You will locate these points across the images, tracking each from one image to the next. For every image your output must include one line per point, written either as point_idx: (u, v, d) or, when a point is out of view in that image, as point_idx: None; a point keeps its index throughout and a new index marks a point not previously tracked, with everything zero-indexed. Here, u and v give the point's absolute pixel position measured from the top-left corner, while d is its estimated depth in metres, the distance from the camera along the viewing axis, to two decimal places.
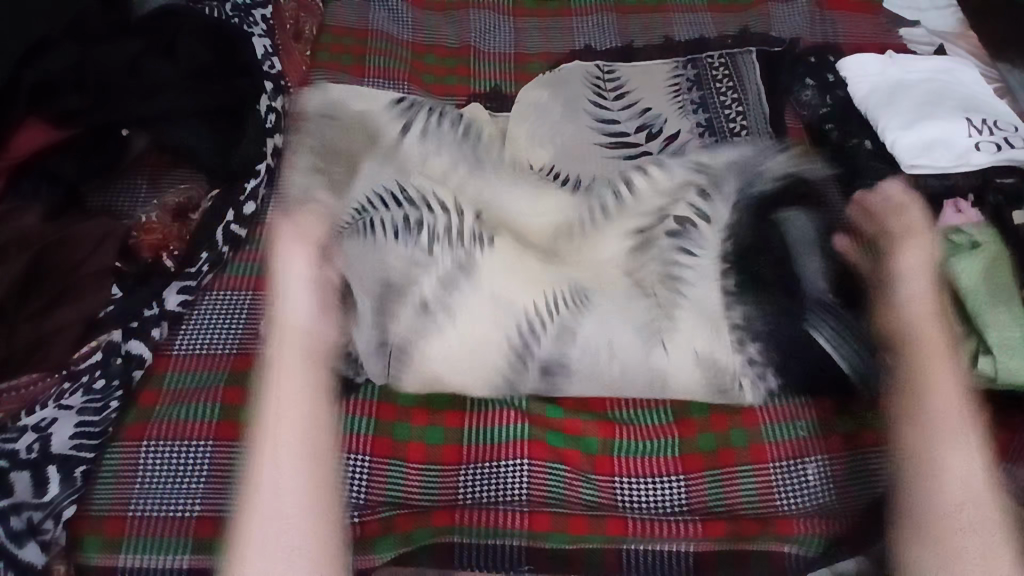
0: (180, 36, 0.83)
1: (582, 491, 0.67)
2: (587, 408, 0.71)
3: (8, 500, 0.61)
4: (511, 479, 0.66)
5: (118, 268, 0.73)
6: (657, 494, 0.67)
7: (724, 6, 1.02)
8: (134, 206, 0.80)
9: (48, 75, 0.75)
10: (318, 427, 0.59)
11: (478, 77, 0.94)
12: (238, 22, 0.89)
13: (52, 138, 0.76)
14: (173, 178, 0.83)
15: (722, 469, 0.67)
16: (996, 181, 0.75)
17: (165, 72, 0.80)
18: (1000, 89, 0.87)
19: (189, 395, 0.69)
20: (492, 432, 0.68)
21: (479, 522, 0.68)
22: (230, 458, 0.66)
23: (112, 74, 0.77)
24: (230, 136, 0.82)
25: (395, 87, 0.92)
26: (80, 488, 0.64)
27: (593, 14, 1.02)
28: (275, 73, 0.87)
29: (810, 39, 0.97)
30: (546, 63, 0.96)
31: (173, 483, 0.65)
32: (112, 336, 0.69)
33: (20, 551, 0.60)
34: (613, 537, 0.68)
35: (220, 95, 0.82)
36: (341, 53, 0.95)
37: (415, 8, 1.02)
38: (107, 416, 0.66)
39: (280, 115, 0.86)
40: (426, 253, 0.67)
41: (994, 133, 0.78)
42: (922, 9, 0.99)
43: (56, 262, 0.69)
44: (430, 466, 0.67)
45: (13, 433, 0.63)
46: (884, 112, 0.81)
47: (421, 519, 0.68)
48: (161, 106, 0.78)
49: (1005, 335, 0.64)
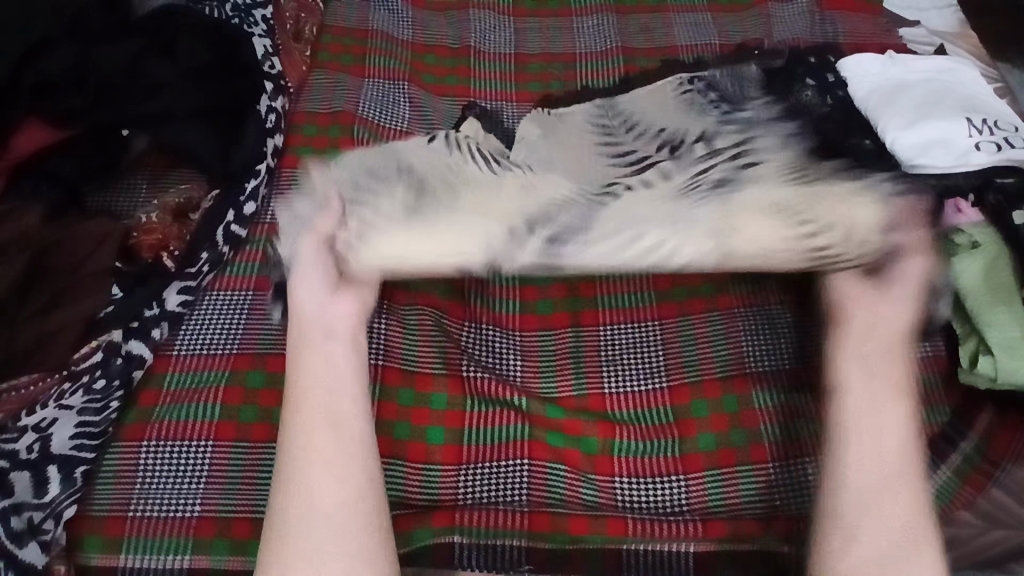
0: (180, 37, 0.82)
1: (581, 491, 0.67)
2: (587, 409, 0.70)
3: (8, 500, 0.61)
4: (511, 479, 0.67)
5: (118, 268, 0.73)
6: (656, 494, 0.67)
7: (725, 6, 1.02)
8: (134, 207, 0.80)
9: (51, 76, 0.73)
10: (341, 428, 0.60)
11: (479, 78, 0.94)
12: (238, 23, 0.89)
13: (53, 138, 0.76)
14: (174, 178, 0.83)
15: (721, 469, 0.67)
16: (997, 182, 0.74)
17: (166, 72, 0.79)
18: (1000, 89, 0.87)
19: (188, 395, 0.69)
20: (493, 432, 0.68)
21: (479, 522, 0.67)
22: (229, 458, 0.66)
23: (111, 74, 0.77)
24: (229, 136, 0.82)
25: (395, 87, 0.92)
26: (80, 488, 0.64)
27: (594, 15, 1.02)
28: (275, 73, 0.88)
29: (810, 39, 0.97)
30: (546, 64, 0.96)
31: (174, 484, 0.65)
32: (112, 337, 0.69)
33: (20, 551, 0.61)
34: (613, 538, 0.67)
35: (219, 95, 0.82)
36: (341, 54, 0.95)
37: (416, 8, 1.02)
38: (107, 416, 0.67)
39: (281, 115, 0.86)
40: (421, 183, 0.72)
41: (994, 133, 0.77)
42: (923, 9, 0.99)
43: (57, 264, 0.69)
44: (430, 466, 0.67)
45: (14, 433, 0.64)
46: (885, 111, 0.81)
47: (421, 518, 0.67)
48: (162, 105, 0.79)
49: (1005, 334, 0.63)
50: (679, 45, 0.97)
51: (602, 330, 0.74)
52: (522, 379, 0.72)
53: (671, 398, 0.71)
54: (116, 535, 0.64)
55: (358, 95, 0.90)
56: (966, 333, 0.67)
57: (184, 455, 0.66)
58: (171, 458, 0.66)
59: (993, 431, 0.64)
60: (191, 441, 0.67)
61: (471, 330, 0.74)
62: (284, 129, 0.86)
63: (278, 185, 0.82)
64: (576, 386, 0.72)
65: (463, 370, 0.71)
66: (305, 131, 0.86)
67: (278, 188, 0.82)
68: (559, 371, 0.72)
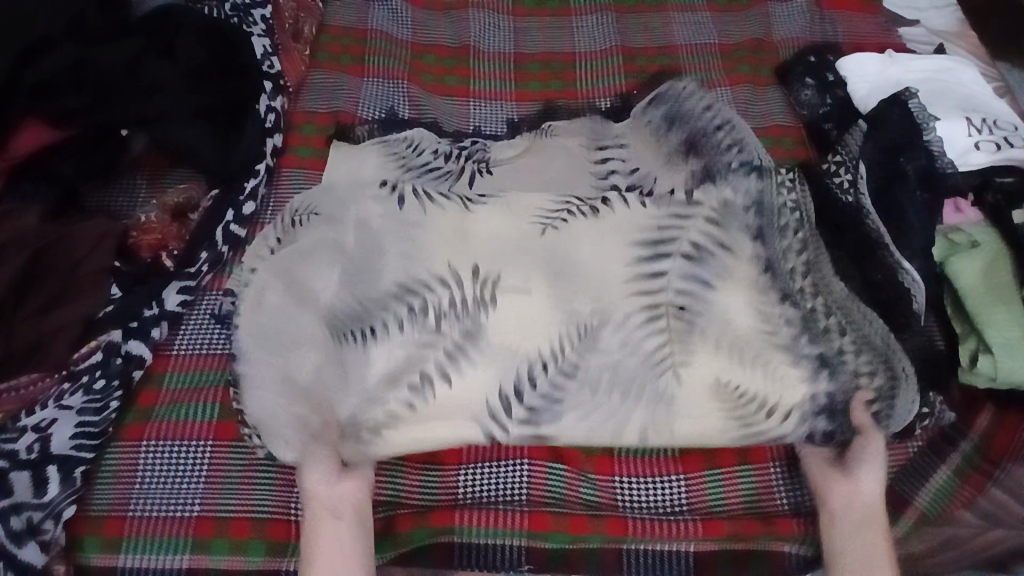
0: (179, 37, 0.81)
1: (581, 491, 0.67)
2: None
3: (8, 500, 0.61)
4: (511, 479, 0.67)
5: (118, 268, 0.73)
6: (657, 494, 0.67)
7: (724, 5, 1.02)
8: (134, 206, 0.81)
9: (47, 76, 0.72)
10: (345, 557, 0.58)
11: (478, 78, 0.95)
12: (237, 22, 0.90)
13: (51, 138, 0.75)
14: (174, 177, 0.84)
15: (721, 469, 0.67)
16: (996, 181, 0.73)
17: (165, 73, 0.78)
18: (999, 89, 0.88)
19: (188, 395, 0.69)
20: None
21: (479, 522, 0.67)
22: (229, 458, 0.66)
23: (111, 73, 0.75)
24: (228, 136, 0.82)
25: (394, 87, 0.92)
26: (80, 488, 0.64)
27: (593, 14, 1.02)
28: (275, 73, 0.88)
29: (809, 39, 0.97)
30: (544, 65, 0.96)
31: (174, 484, 0.65)
32: (111, 336, 0.69)
33: (20, 552, 0.60)
34: (612, 537, 0.67)
35: (218, 95, 0.82)
36: (341, 53, 0.96)
37: (415, 8, 1.03)
38: (106, 416, 0.66)
39: (281, 115, 0.86)
40: (434, 330, 0.60)
41: (994, 133, 0.77)
42: (922, 10, 1.00)
43: (56, 263, 0.69)
44: (430, 466, 0.67)
45: (14, 433, 0.64)
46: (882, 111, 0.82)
47: (421, 518, 0.67)
48: (160, 106, 0.77)
49: (1004, 335, 0.63)
50: (679, 45, 0.97)
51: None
52: None
53: None
54: (114, 535, 0.63)
55: (358, 95, 0.90)
56: (966, 334, 0.67)
57: (183, 455, 0.66)
58: (169, 459, 0.66)
59: (993, 432, 0.64)
60: (189, 442, 0.67)
61: None
62: (284, 129, 0.86)
63: (277, 185, 0.83)
64: None
65: None
66: (304, 131, 0.87)
67: (277, 188, 0.82)
68: None
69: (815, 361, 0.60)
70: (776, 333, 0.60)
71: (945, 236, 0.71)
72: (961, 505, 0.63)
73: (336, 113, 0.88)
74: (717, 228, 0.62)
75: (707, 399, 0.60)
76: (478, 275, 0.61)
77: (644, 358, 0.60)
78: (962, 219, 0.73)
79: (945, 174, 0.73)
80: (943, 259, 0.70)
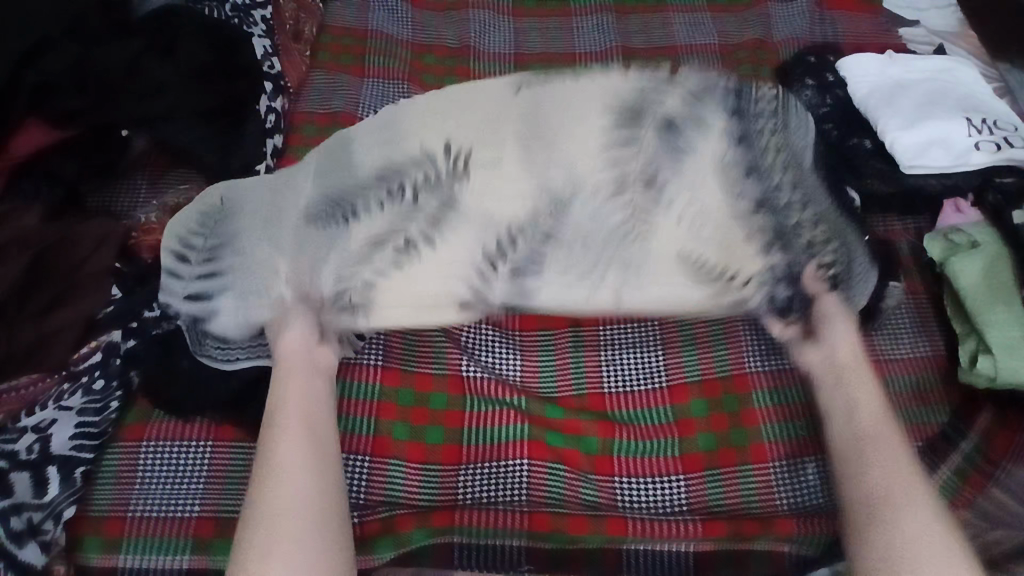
0: (180, 38, 0.81)
1: (581, 491, 0.67)
2: (587, 408, 0.71)
3: (8, 501, 0.61)
4: (511, 480, 0.68)
5: (119, 269, 0.72)
6: (656, 494, 0.68)
7: (724, 6, 1.02)
8: (134, 207, 0.82)
9: (51, 77, 0.72)
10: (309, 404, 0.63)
11: (479, 78, 0.95)
12: (238, 22, 0.88)
13: (54, 138, 0.76)
14: (174, 178, 0.84)
15: (721, 469, 0.68)
16: (997, 182, 0.75)
17: (165, 72, 0.78)
18: (1000, 89, 0.88)
19: (175, 432, 0.69)
20: (493, 432, 0.69)
21: (480, 522, 0.67)
22: (229, 458, 0.68)
23: (112, 73, 0.76)
24: (228, 135, 0.81)
25: (395, 87, 0.92)
26: (80, 489, 0.65)
27: (593, 14, 1.02)
28: (275, 73, 0.87)
29: (809, 39, 0.97)
30: (546, 65, 0.96)
31: (174, 484, 0.66)
32: (111, 337, 0.68)
33: (20, 552, 0.60)
34: (613, 537, 0.67)
35: (218, 95, 0.81)
36: (341, 54, 0.96)
37: (415, 8, 1.02)
38: (106, 416, 0.67)
39: (281, 115, 0.86)
40: (412, 202, 0.73)
41: (995, 133, 0.78)
42: (923, 9, 1.01)
43: (57, 263, 0.68)
44: (430, 466, 0.68)
45: (13, 434, 0.64)
46: (885, 111, 0.80)
47: (421, 518, 0.67)
48: (166, 104, 0.77)
49: (1005, 335, 0.64)
50: (679, 46, 0.97)
51: (602, 330, 0.75)
52: (522, 379, 0.73)
53: (671, 398, 0.72)
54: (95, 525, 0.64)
55: (358, 96, 0.91)
56: (966, 333, 0.69)
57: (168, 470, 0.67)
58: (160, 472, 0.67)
59: (992, 432, 0.66)
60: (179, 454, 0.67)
61: (471, 329, 0.75)
62: (284, 129, 0.86)
63: None
64: (576, 386, 0.73)
65: (462, 371, 0.72)
66: (306, 132, 0.87)
67: None
68: (559, 371, 0.73)
69: (773, 230, 0.71)
70: (734, 200, 0.71)
71: (947, 237, 0.73)
72: (961, 505, 0.64)
73: (336, 113, 0.88)
74: (664, 151, 0.72)
75: (677, 264, 0.72)
76: (452, 151, 0.73)
77: (620, 224, 0.72)
78: (961, 219, 0.76)
79: (941, 177, 0.77)
80: (944, 261, 0.71)
